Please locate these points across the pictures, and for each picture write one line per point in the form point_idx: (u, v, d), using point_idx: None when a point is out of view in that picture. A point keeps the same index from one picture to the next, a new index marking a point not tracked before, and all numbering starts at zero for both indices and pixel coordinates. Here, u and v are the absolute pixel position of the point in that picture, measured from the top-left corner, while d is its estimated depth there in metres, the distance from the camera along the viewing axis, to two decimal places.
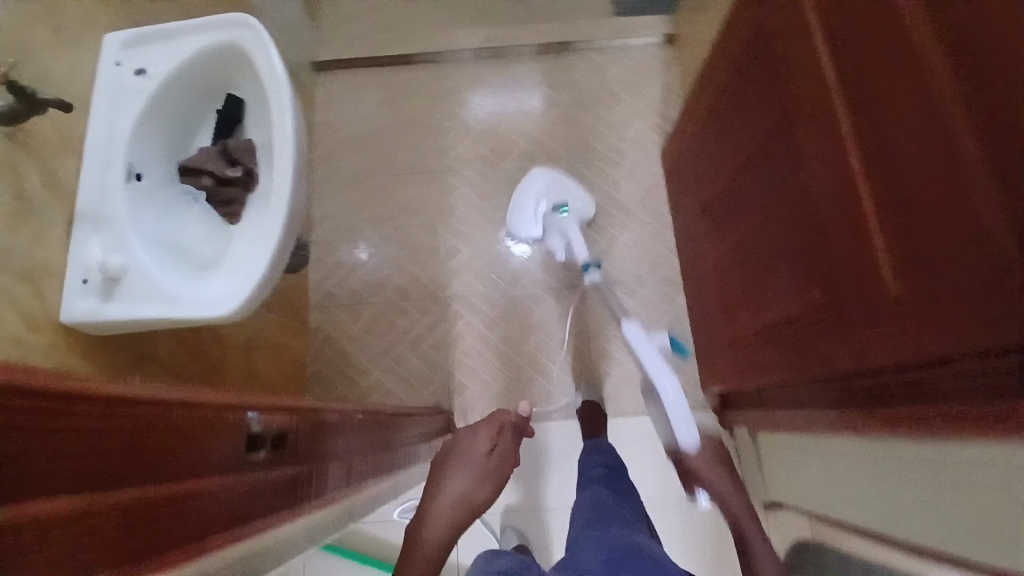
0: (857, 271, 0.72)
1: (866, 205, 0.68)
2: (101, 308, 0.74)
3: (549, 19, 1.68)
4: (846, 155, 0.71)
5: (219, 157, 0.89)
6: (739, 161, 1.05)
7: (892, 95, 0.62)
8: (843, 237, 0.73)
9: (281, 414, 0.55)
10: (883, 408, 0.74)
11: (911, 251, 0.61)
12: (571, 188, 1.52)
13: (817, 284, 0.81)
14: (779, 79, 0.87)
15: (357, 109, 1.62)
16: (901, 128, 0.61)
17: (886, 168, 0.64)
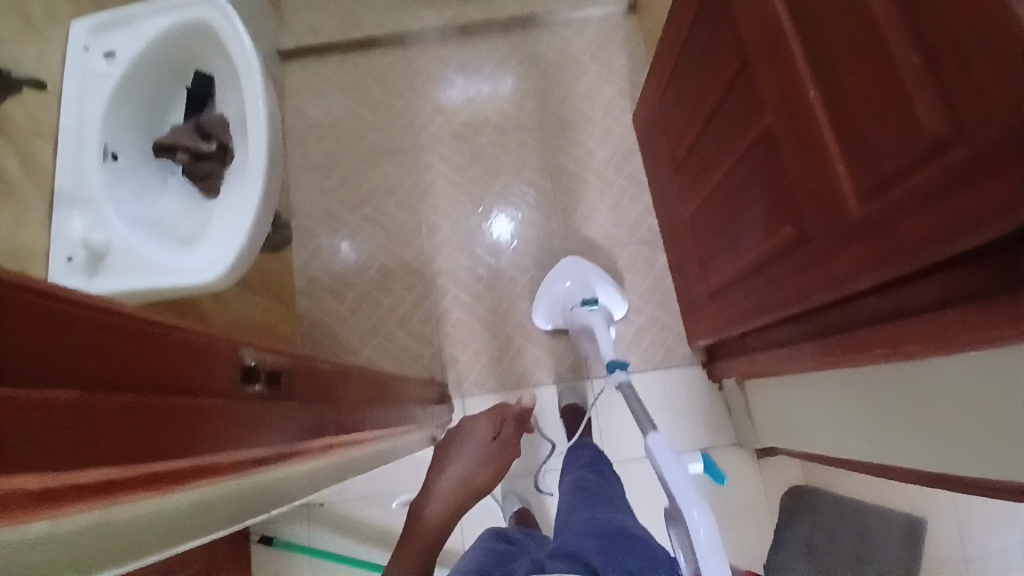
0: (825, 199, 0.82)
1: (829, 143, 0.79)
2: (88, 284, 0.77)
3: None
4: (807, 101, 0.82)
5: (193, 132, 0.88)
6: (729, 74, 1.03)
7: (846, 44, 0.73)
8: (808, 174, 0.84)
9: (273, 355, 0.55)
10: (897, 319, 0.76)
11: (873, 176, 0.72)
12: (599, 281, 1.40)
13: (840, 159, 0.77)
14: (749, 33, 0.94)
15: (327, 96, 1.61)
16: (858, 72, 0.72)
17: (843, 110, 0.76)
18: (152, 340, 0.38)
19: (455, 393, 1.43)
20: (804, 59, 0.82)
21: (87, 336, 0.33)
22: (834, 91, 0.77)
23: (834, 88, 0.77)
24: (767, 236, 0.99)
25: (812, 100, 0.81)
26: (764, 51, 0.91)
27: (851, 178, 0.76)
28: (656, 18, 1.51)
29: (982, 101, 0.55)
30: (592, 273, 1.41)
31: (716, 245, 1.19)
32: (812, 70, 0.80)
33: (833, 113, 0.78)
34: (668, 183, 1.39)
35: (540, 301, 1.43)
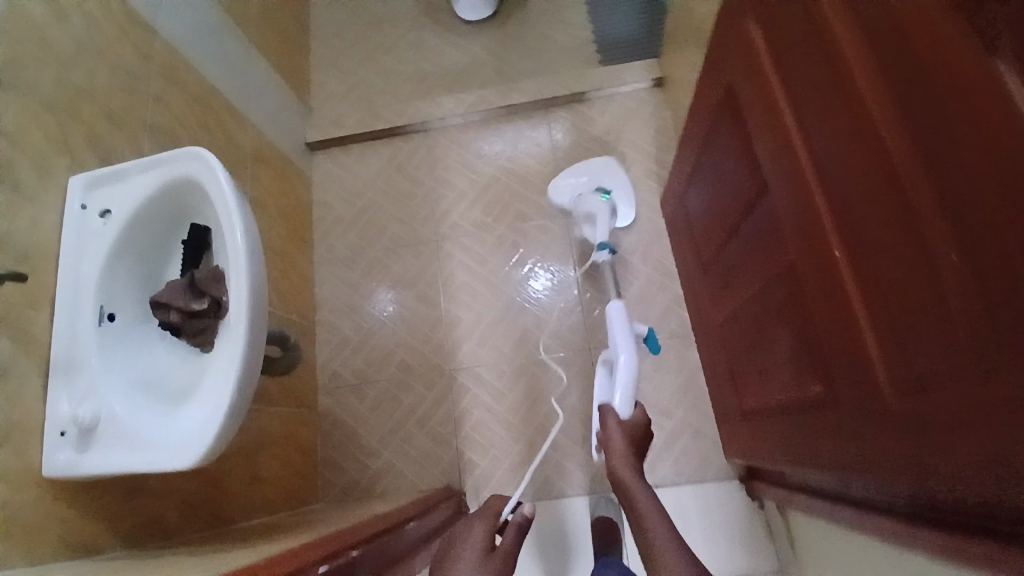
0: (854, 369, 0.73)
1: (855, 311, 0.70)
2: (76, 460, 0.77)
3: (532, 75, 1.62)
4: (829, 256, 0.74)
5: (186, 289, 0.86)
6: (748, 197, 0.95)
7: (870, 211, 0.65)
8: (834, 335, 0.76)
9: None
10: (945, 527, 0.65)
11: (906, 366, 0.63)
12: (603, 168, 1.43)
13: (870, 330, 0.68)
14: (766, 161, 0.86)
15: (349, 188, 1.61)
16: (884, 245, 0.63)
17: (869, 280, 0.67)
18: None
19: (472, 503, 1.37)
20: (825, 208, 0.73)
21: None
22: (858, 253, 0.68)
23: (858, 249, 0.68)
24: (795, 380, 0.89)
25: (836, 255, 0.72)
26: (783, 185, 0.83)
27: (882, 354, 0.67)
28: (681, 99, 1.43)
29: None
30: (600, 167, 1.43)
31: (744, 368, 1.09)
32: (834, 221, 0.72)
33: (859, 276, 0.69)
34: (695, 283, 1.30)
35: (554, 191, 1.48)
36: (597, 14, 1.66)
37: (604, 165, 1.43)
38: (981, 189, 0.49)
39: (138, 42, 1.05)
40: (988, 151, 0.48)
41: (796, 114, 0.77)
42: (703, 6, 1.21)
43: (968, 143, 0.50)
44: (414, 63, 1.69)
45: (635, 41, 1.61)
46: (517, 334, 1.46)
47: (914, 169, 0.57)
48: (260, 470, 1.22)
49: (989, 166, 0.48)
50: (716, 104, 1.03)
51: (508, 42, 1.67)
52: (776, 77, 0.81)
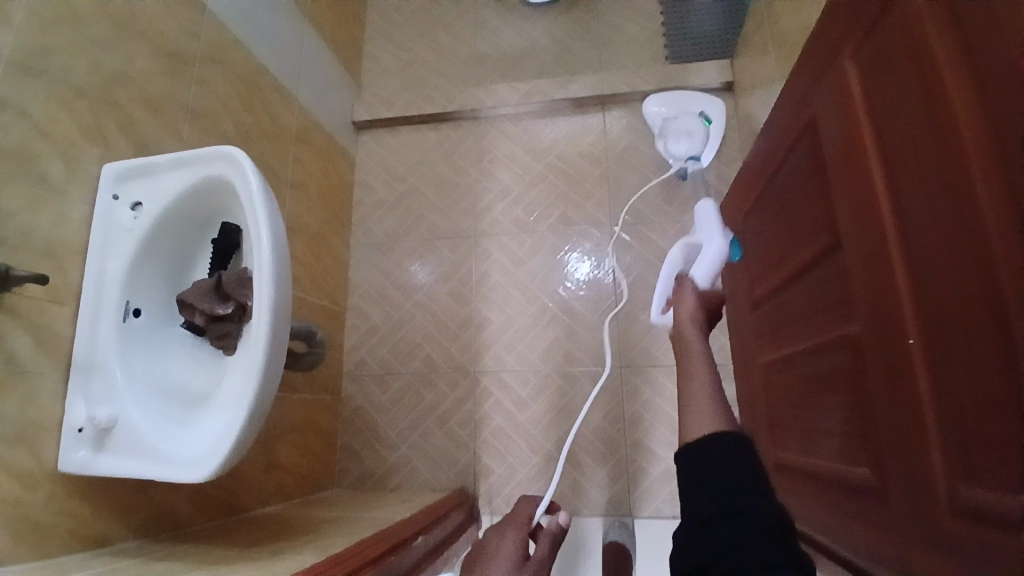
0: (910, 467, 0.66)
1: (923, 406, 0.63)
2: (92, 459, 0.77)
3: (593, 68, 1.52)
4: (902, 337, 0.66)
5: (210, 293, 0.84)
6: (817, 246, 0.86)
7: (959, 305, 0.56)
8: (894, 423, 0.68)
9: None
10: None
11: (971, 487, 0.56)
12: (692, 99, 1.42)
13: (938, 437, 0.61)
14: (844, 212, 0.77)
15: (391, 172, 1.57)
16: (969, 348, 0.55)
17: (943, 379, 0.59)
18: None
19: (483, 509, 1.36)
20: (907, 290, 0.64)
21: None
22: (935, 347, 0.60)
23: (940, 347, 0.59)
24: (842, 456, 0.82)
25: (911, 344, 0.64)
26: (861, 248, 0.73)
27: (948, 467, 0.59)
28: (751, 112, 1.32)
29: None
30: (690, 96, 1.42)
31: (787, 421, 1.02)
32: (914, 306, 0.63)
33: (935, 376, 0.60)
34: (743, 317, 1.21)
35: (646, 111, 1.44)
36: (671, 6, 1.54)
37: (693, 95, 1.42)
38: None
39: (184, 19, 1.02)
40: None
41: (885, 171, 0.68)
42: (788, 17, 1.09)
43: None
44: (470, 43, 1.61)
45: (708, 39, 1.48)
46: (547, 342, 1.42)
47: (1020, 282, 0.48)
48: (277, 456, 1.24)
49: None
50: (793, 135, 0.93)
51: (573, 29, 1.56)
52: (867, 125, 0.71)
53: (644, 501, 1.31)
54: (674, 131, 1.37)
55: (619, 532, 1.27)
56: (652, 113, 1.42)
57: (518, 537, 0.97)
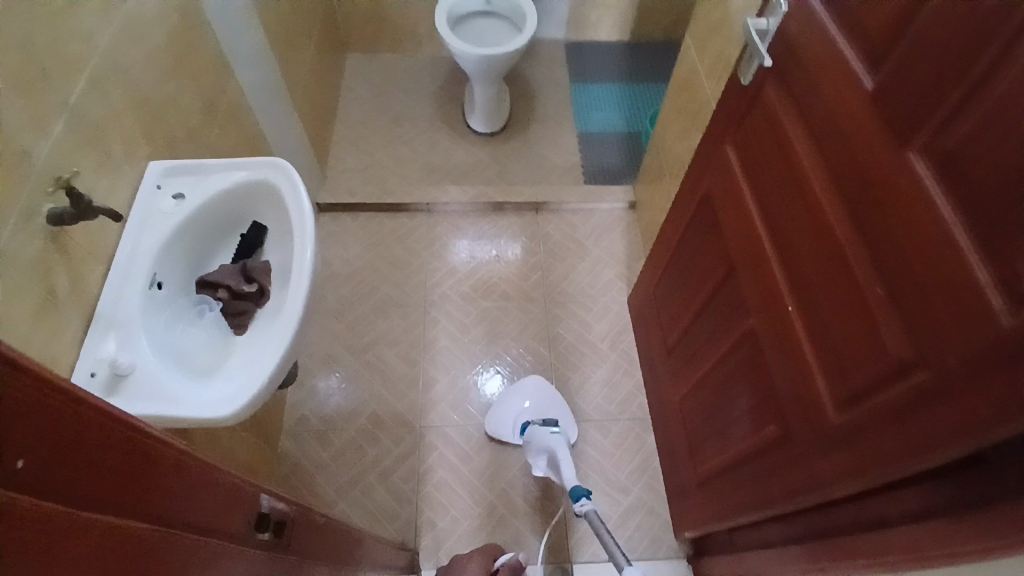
0: (802, 401, 0.90)
1: (805, 349, 0.89)
2: (102, 402, 0.78)
3: (527, 183, 1.88)
4: (782, 309, 0.94)
5: (237, 273, 0.96)
6: (715, 278, 1.16)
7: (815, 267, 0.86)
8: (786, 375, 0.94)
9: (281, 503, 0.60)
10: (875, 532, 0.80)
11: (846, 388, 0.81)
12: (560, 407, 1.51)
13: (817, 367, 0.87)
14: (731, 242, 1.09)
15: (348, 249, 1.75)
16: (826, 291, 0.83)
17: (814, 322, 0.87)
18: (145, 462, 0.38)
19: (426, 561, 1.36)
20: (781, 274, 0.94)
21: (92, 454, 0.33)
22: (805, 303, 0.88)
23: (809, 304, 0.88)
24: (751, 431, 1.04)
25: (791, 313, 0.92)
26: (747, 264, 1.04)
27: (829, 385, 0.84)
28: (651, 218, 1.71)
29: (947, 346, 0.65)
30: (555, 402, 1.51)
31: (701, 434, 1.23)
32: (789, 285, 0.92)
33: (810, 326, 0.88)
34: (659, 369, 1.46)
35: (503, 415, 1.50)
36: (587, 144, 1.98)
37: (558, 404, 1.52)
38: (899, 239, 0.70)
39: (220, 78, 1.23)
40: (896, 209, 0.70)
41: (756, 204, 1.01)
42: (677, 147, 1.52)
43: (881, 209, 0.73)
44: (425, 157, 1.94)
45: (619, 169, 1.93)
46: (489, 399, 1.55)
47: (849, 233, 0.79)
48: None
49: (898, 221, 0.70)
50: (688, 209, 1.27)
51: (511, 155, 1.95)
52: (742, 181, 1.05)
53: (581, 547, 1.38)
54: (535, 448, 1.38)
55: None
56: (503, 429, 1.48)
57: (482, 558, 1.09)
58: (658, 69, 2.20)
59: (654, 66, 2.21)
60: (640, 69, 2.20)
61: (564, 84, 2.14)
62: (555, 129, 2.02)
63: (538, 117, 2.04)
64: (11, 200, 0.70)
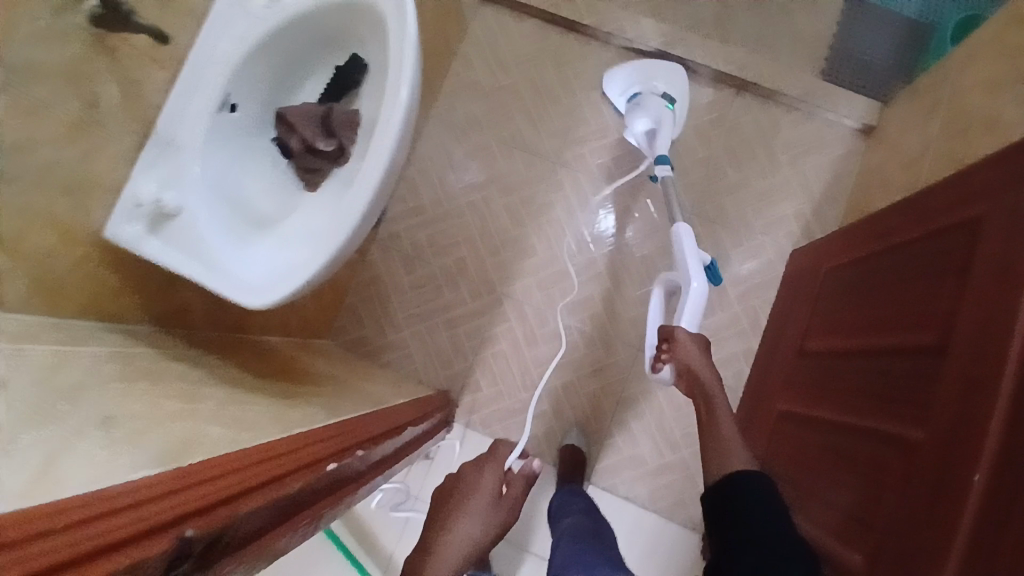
0: (908, 570, 0.65)
1: (958, 527, 0.60)
2: (141, 239, 0.71)
3: (746, 46, 1.40)
4: (973, 457, 0.62)
5: (317, 121, 0.78)
6: (915, 340, 0.81)
7: None
8: (913, 523, 0.67)
9: (223, 511, 0.48)
10: None
11: None
12: (666, 74, 1.35)
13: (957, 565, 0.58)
14: (966, 307, 0.73)
15: (498, 58, 1.46)
16: None
17: (1000, 518, 0.56)
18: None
19: (460, 417, 1.38)
20: (1006, 412, 0.60)
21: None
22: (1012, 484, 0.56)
23: (1010, 490, 0.56)
24: (835, 533, 0.82)
25: (976, 474, 0.61)
26: (967, 361, 0.69)
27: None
28: (883, 165, 1.24)
29: None
30: (663, 72, 1.35)
31: (783, 474, 1.02)
32: (1002, 441, 0.60)
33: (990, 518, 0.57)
34: (781, 358, 1.20)
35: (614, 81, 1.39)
36: (851, 17, 1.39)
37: (668, 71, 1.35)
38: None
39: None
40: None
41: None
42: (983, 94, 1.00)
43: None
44: None
45: (875, 73, 1.36)
46: (579, 296, 1.39)
47: None
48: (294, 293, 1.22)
49: None
50: (940, 221, 0.86)
51: None
52: None
53: (603, 477, 1.33)
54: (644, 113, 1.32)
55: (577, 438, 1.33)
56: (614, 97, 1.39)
57: (497, 475, 1.00)
58: None
59: None
60: None
61: None
62: None
63: None
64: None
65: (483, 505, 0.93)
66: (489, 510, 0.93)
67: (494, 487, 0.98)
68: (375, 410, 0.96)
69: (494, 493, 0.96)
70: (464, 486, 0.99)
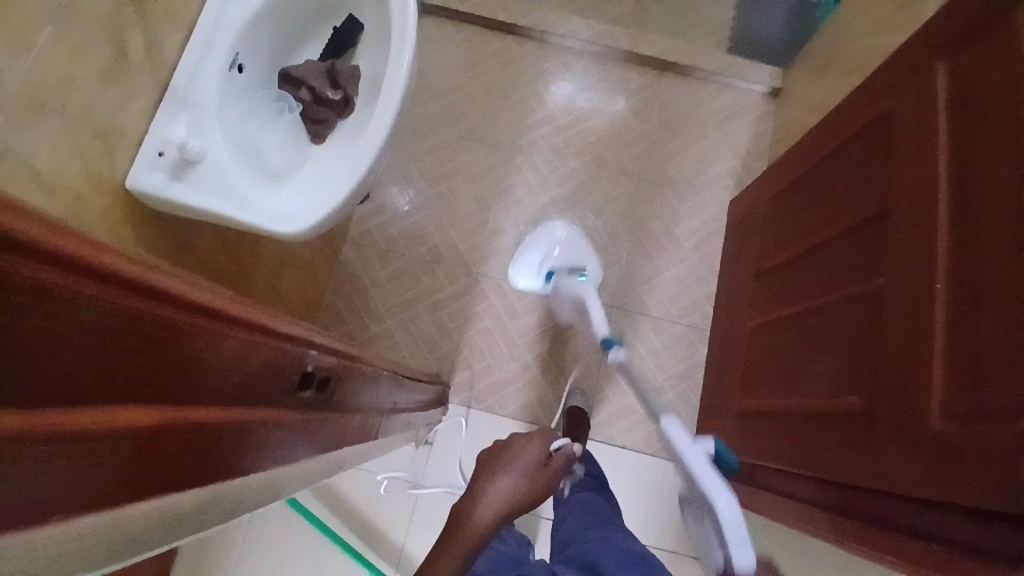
0: (901, 383, 0.78)
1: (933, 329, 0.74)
2: (167, 186, 0.73)
3: (662, 34, 1.60)
4: (925, 276, 0.78)
5: (323, 74, 0.85)
6: (852, 221, 0.98)
7: (994, 241, 0.67)
8: (893, 350, 0.81)
9: (327, 355, 0.55)
10: (888, 533, 0.75)
11: (964, 395, 0.68)
12: (585, 253, 1.47)
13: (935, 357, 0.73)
14: (887, 178, 0.90)
15: (445, 62, 1.58)
16: (995, 276, 0.66)
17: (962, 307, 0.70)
18: (156, 309, 0.28)
19: (455, 396, 1.41)
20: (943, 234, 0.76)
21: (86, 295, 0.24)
22: (961, 279, 0.71)
23: (957, 285, 0.72)
24: (827, 394, 0.95)
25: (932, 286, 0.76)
26: (907, 215, 0.84)
27: (954, 392, 0.69)
28: (794, 117, 1.44)
29: None
30: (581, 251, 1.47)
31: (767, 374, 1.14)
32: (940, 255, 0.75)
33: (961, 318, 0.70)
34: (742, 288, 1.33)
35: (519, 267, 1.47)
36: (747, 3, 1.62)
37: (586, 252, 1.47)
38: None
39: None
40: None
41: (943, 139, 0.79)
42: (865, 38, 1.21)
43: None
44: None
45: (776, 46, 1.60)
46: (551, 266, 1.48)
47: None
48: (280, 285, 1.23)
49: None
50: (856, 125, 1.03)
51: None
52: (938, 104, 0.82)
53: (600, 430, 1.39)
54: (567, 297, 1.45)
55: (579, 398, 1.37)
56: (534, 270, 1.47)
57: (544, 446, 1.01)
58: None
59: None
60: None
61: None
62: None
63: None
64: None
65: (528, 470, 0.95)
66: (530, 471, 0.94)
67: (540, 454, 1.00)
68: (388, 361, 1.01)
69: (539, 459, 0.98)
70: (512, 450, 0.99)
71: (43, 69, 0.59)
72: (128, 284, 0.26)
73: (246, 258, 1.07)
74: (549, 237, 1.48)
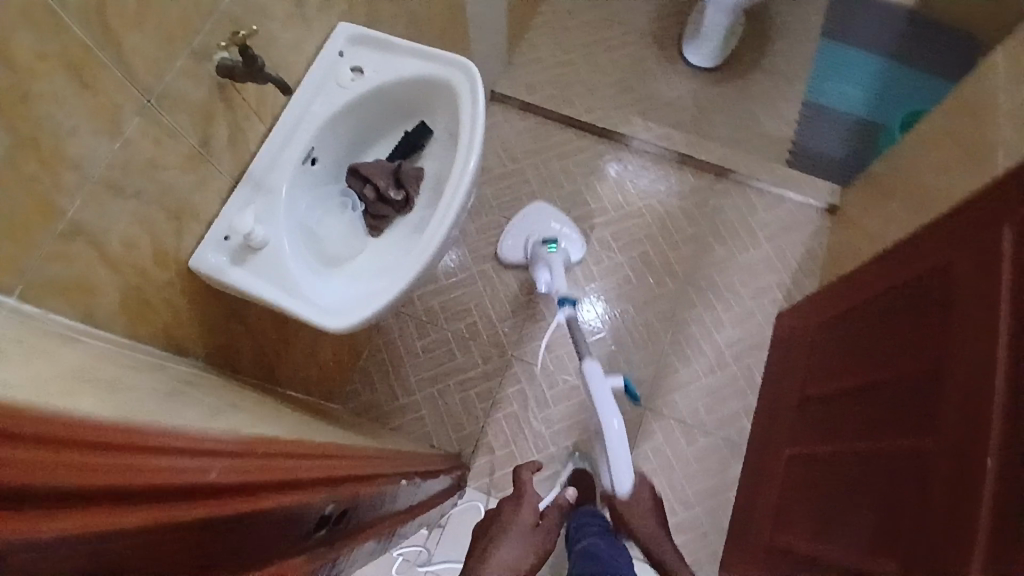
0: (943, 557, 0.73)
1: (984, 503, 0.70)
2: (226, 268, 0.77)
3: (722, 141, 1.62)
4: (979, 447, 0.74)
5: (389, 174, 0.90)
6: (901, 376, 0.94)
7: None
8: (931, 518, 0.77)
9: (343, 488, 0.58)
10: None
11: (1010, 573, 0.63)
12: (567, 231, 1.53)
13: (986, 532, 0.68)
14: (946, 329, 0.87)
15: (507, 146, 1.63)
16: None
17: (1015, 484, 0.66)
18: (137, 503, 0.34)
19: (474, 481, 1.38)
20: (1004, 402, 0.72)
21: (68, 492, 0.31)
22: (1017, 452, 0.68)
23: (1014, 458, 0.68)
24: (860, 556, 0.88)
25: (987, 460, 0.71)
26: (963, 379, 0.81)
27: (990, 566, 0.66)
28: (850, 239, 1.42)
29: None
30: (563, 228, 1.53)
31: (798, 512, 1.09)
32: (1002, 426, 0.71)
33: (1001, 488, 0.68)
34: (783, 412, 1.28)
35: (512, 233, 1.54)
36: (808, 120, 1.64)
37: (568, 231, 1.53)
38: None
39: None
40: None
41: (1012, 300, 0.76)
42: (931, 172, 1.19)
43: None
44: (621, 71, 1.69)
45: (837, 164, 1.60)
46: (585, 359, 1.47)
47: None
48: (319, 350, 1.25)
49: None
50: (910, 271, 1.01)
51: (716, 101, 1.66)
52: (1004, 264, 0.80)
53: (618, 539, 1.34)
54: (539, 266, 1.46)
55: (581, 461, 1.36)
56: (515, 249, 1.52)
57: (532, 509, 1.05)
58: (941, 58, 1.71)
59: (933, 49, 1.73)
60: (923, 53, 1.72)
61: (811, 36, 1.72)
62: (781, 85, 1.67)
63: (768, 64, 1.69)
64: (183, 36, 0.64)
65: (522, 533, 0.98)
66: (529, 537, 0.97)
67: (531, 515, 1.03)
68: (419, 454, 1.02)
69: (530, 522, 1.01)
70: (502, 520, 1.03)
71: (129, 156, 0.63)
72: (93, 472, 0.32)
73: (292, 326, 1.10)
74: (536, 219, 1.54)
